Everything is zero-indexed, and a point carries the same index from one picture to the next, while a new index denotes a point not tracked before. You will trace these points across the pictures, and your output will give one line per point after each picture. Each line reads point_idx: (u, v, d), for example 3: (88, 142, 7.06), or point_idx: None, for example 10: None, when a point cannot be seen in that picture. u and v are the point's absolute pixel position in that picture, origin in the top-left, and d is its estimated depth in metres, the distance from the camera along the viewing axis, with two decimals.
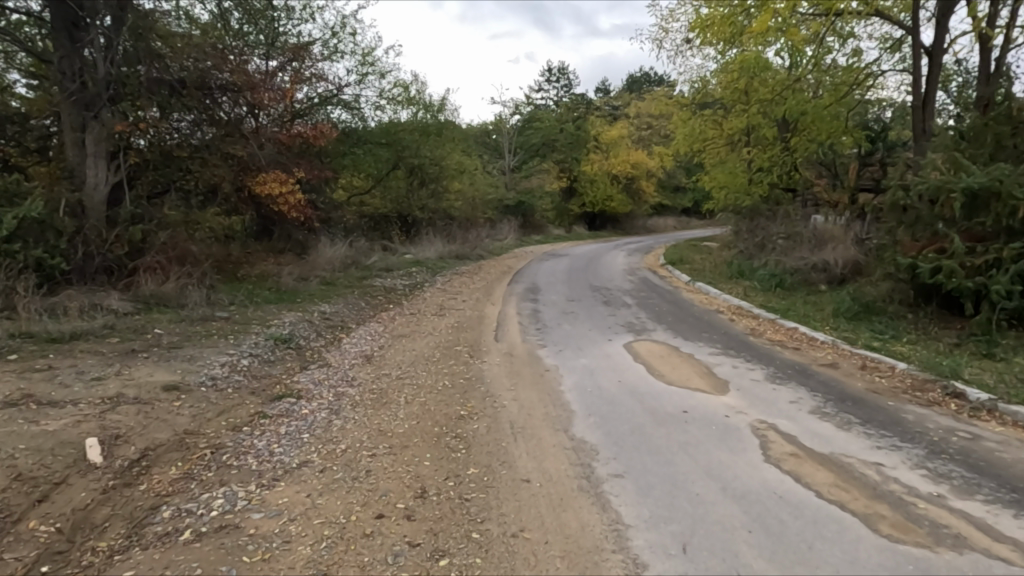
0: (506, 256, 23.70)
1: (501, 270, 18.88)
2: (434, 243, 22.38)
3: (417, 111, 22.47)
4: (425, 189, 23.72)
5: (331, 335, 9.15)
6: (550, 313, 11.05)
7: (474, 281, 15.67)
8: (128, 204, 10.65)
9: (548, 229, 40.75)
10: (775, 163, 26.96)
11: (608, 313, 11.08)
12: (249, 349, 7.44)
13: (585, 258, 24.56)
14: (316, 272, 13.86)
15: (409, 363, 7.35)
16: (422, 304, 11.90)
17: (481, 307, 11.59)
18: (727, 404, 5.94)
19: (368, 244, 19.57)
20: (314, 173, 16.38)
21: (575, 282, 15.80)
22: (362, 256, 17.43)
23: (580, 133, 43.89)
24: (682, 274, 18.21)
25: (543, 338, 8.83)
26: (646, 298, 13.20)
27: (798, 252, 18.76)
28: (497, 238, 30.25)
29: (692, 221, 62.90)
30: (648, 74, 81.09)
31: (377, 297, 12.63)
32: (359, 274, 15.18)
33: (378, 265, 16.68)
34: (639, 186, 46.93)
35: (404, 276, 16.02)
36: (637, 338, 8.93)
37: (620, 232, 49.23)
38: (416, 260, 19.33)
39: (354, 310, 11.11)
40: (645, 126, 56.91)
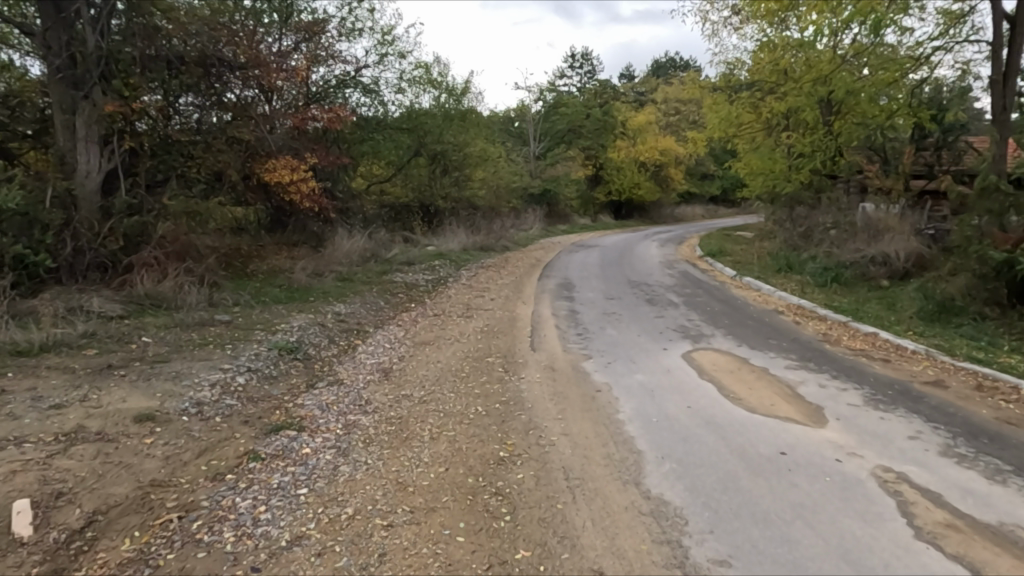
0: (533, 247, 22.54)
1: (529, 262, 17.72)
2: (457, 234, 21.24)
3: (439, 95, 21.30)
4: (447, 177, 22.56)
5: (345, 342, 8.07)
6: (590, 314, 9.86)
7: (502, 276, 14.52)
8: (123, 194, 9.66)
9: (574, 218, 39.43)
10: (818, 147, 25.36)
11: (656, 315, 9.86)
12: (247, 363, 6.39)
13: (616, 249, 23.30)
14: (331, 267, 12.82)
15: (434, 379, 6.22)
16: (446, 303, 10.83)
17: (512, 307, 10.44)
18: (833, 442, 4.73)
19: (388, 236, 18.50)
20: (331, 156, 15.21)
21: (611, 277, 14.56)
22: (382, 248, 16.38)
23: (607, 118, 42.46)
24: (725, 267, 16.87)
25: (587, 346, 7.66)
26: (693, 296, 11.93)
27: (851, 243, 17.31)
28: (522, 228, 29.03)
29: (721, 210, 61.13)
30: (674, 60, 78.94)
31: (397, 295, 11.55)
32: (378, 268, 14.13)
33: (399, 258, 15.62)
34: (667, 174, 45.39)
35: (426, 270, 14.94)
36: (695, 347, 7.74)
37: (648, 221, 47.68)
38: (439, 253, 18.23)
39: (372, 311, 10.06)
40: (672, 112, 55.14)
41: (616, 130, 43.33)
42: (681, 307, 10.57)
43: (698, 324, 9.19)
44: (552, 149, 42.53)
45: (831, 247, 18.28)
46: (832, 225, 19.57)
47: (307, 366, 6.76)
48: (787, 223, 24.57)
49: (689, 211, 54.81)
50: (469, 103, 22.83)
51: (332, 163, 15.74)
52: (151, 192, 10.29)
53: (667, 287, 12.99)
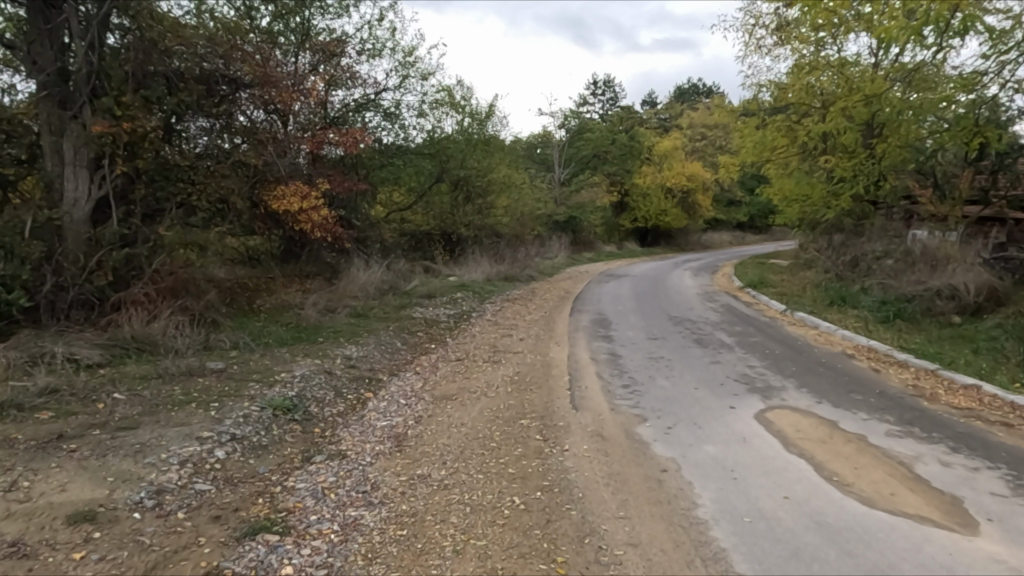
0: (561, 277, 21.40)
1: (558, 294, 16.57)
2: (481, 263, 20.19)
3: (463, 119, 20.43)
4: (470, 204, 21.61)
5: (353, 395, 6.96)
6: (634, 358, 8.67)
7: (530, 310, 13.39)
8: (114, 223, 8.69)
9: (599, 246, 38.34)
10: (860, 171, 24.04)
11: (710, 360, 8.64)
12: (232, 427, 5.31)
13: (649, 279, 22.08)
14: (345, 302, 11.80)
15: (459, 450, 5.08)
16: (470, 343, 9.72)
17: (545, 348, 9.29)
18: (999, 562, 3.49)
19: (409, 267, 17.51)
20: (345, 183, 14.39)
21: (649, 312, 13.36)
22: (402, 280, 15.37)
23: (633, 143, 41.61)
24: (771, 300, 15.57)
25: (639, 403, 6.46)
26: (746, 335, 10.68)
27: (908, 275, 15.92)
28: (548, 256, 27.96)
29: (749, 236, 59.65)
30: (698, 86, 78.14)
31: (415, 334, 10.45)
32: (396, 302, 13.08)
33: (418, 291, 14.58)
34: (695, 200, 44.20)
35: (448, 303, 13.87)
36: (767, 405, 6.51)
37: (675, 249, 46.36)
38: (461, 284, 17.16)
39: (387, 354, 8.96)
40: (699, 137, 54.03)
41: (643, 155, 42.42)
42: (737, 351, 9.34)
43: (762, 372, 7.96)
44: (577, 175, 41.60)
45: (885, 279, 16.89)
46: (884, 254, 18.20)
47: (305, 431, 5.65)
48: (829, 251, 23.18)
49: (717, 238, 53.34)
50: (495, 127, 21.92)
51: (348, 189, 14.83)
52: (147, 222, 9.38)
53: (714, 325, 11.74)
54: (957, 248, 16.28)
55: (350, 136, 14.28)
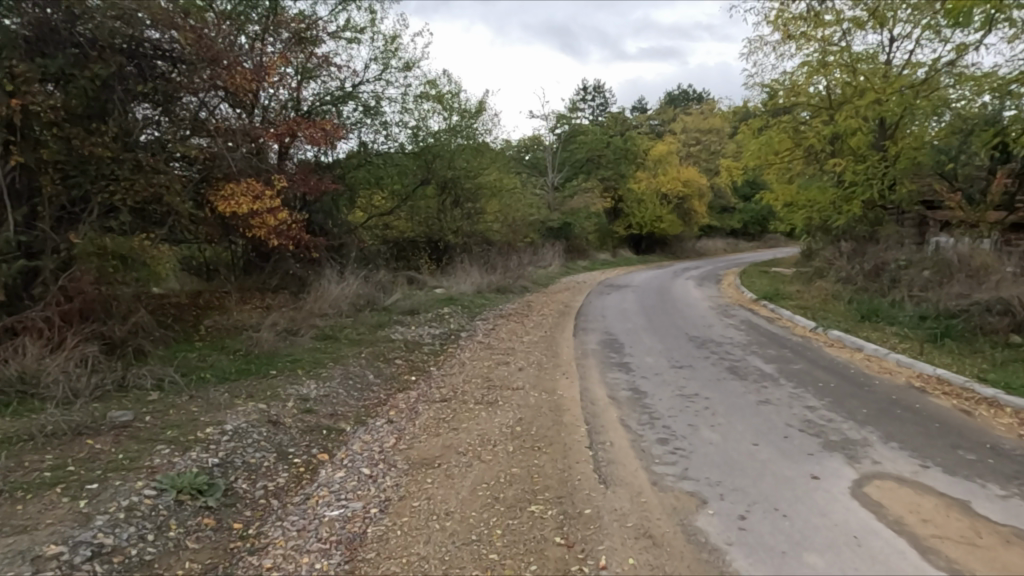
0: (557, 288, 19.71)
1: (557, 308, 14.89)
2: (470, 273, 18.50)
3: (451, 117, 18.78)
4: (457, 210, 19.95)
5: (302, 458, 5.22)
6: (662, 397, 7.00)
7: (527, 328, 11.67)
8: (9, 228, 6.96)
9: (594, 254, 36.83)
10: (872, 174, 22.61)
11: (755, 398, 6.98)
12: (99, 531, 3.62)
13: (652, 289, 20.45)
14: (312, 322, 10.06)
15: (444, 570, 3.39)
16: (458, 375, 8.00)
17: (551, 381, 7.59)
18: None
19: (390, 278, 15.77)
20: (310, 184, 12.70)
21: (665, 330, 11.76)
22: (381, 294, 13.63)
23: (628, 147, 40.16)
24: (795, 315, 13.97)
25: (689, 472, 4.78)
26: (784, 362, 9.05)
27: (944, 287, 14.38)
28: (541, 265, 26.30)
29: (743, 244, 58.34)
30: (688, 92, 77.14)
31: (392, 361, 8.69)
32: (373, 321, 11.31)
33: (400, 306, 12.84)
34: (690, 207, 42.81)
35: (433, 320, 12.16)
36: (859, 471, 4.84)
37: (671, 256, 44.85)
38: (448, 297, 15.43)
39: (355, 391, 7.22)
40: (693, 142, 52.72)
41: (637, 159, 40.98)
42: (783, 384, 7.70)
43: (829, 417, 6.30)
44: (570, 180, 40.07)
45: (915, 291, 15.36)
46: (910, 263, 16.71)
47: (216, 528, 3.95)
48: (842, 259, 21.70)
49: (712, 245, 51.93)
50: (487, 127, 20.24)
51: (316, 190, 13.07)
52: (59, 227, 7.65)
53: (743, 348, 10.10)
54: (996, 258, 14.78)
55: (321, 127, 12.57)
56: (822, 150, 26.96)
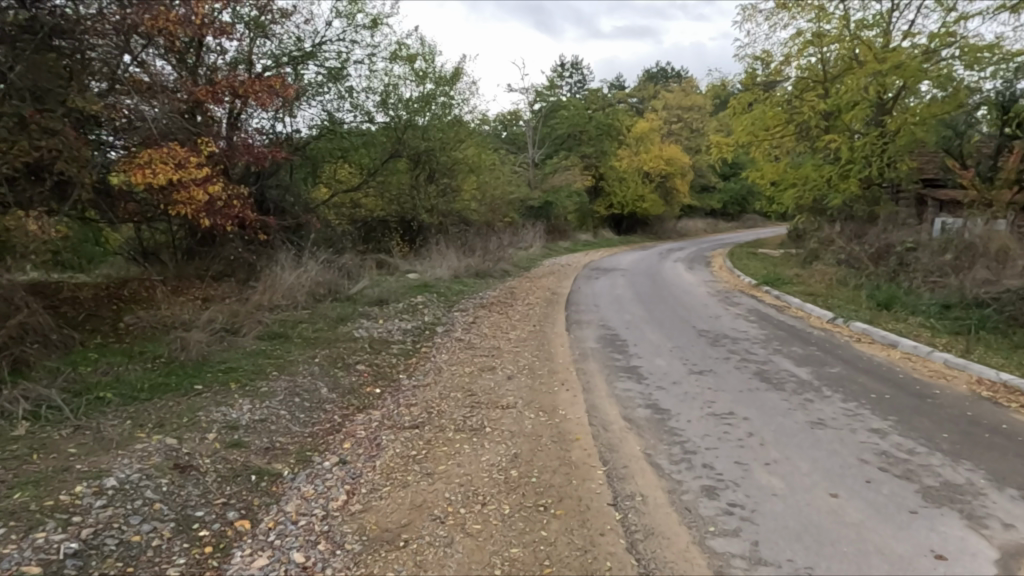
0: (541, 273, 18.25)
1: (543, 295, 13.44)
2: (445, 256, 16.92)
3: (424, 84, 17.04)
4: (432, 187, 18.30)
5: (211, 529, 3.71)
6: (690, 417, 5.58)
7: (512, 321, 10.17)
8: None
9: (575, 234, 35.45)
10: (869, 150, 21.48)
11: (805, 418, 5.61)
12: None
13: (643, 273, 19.12)
14: (258, 319, 8.47)
15: None
16: (434, 387, 6.48)
17: (550, 395, 6.16)
18: None
19: (356, 263, 14.15)
20: (255, 153, 10.90)
21: (669, 322, 10.39)
22: (345, 281, 12.04)
23: (610, 124, 38.66)
24: (805, 302, 12.71)
25: (761, 551, 3.39)
26: (816, 363, 7.71)
27: (964, 273, 13.21)
28: (522, 246, 24.79)
29: (724, 224, 57.38)
30: (666, 69, 75.49)
31: (352, 367, 7.14)
32: (333, 315, 9.72)
33: (367, 296, 11.27)
34: (673, 186, 41.59)
35: (404, 312, 10.63)
36: (996, 543, 3.47)
37: (652, 237, 43.63)
38: (422, 284, 13.87)
39: (301, 413, 5.69)
40: (674, 119, 51.31)
41: (619, 136, 39.49)
42: (829, 396, 6.34)
43: (908, 447, 4.93)
44: (551, 157, 38.49)
45: (930, 277, 14.18)
46: (920, 245, 15.57)
47: None
48: (840, 241, 20.57)
49: (693, 226, 50.84)
50: (464, 96, 18.50)
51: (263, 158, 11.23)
52: None
53: (763, 345, 8.74)
54: (1017, 240, 13.63)
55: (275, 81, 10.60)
56: (815, 126, 25.73)
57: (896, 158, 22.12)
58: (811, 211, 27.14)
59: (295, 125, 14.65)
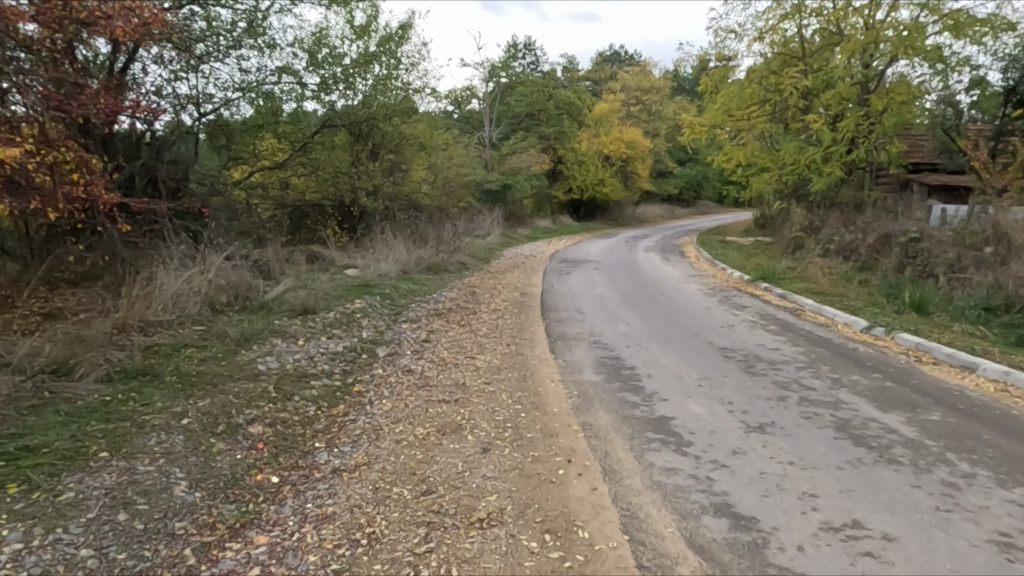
0: (505, 267, 15.85)
1: (511, 297, 11.06)
2: (393, 247, 14.38)
3: (364, 43, 14.39)
4: (376, 166, 15.71)
5: None
6: (799, 541, 3.32)
7: (475, 338, 7.77)
8: None
9: (534, 220, 33.19)
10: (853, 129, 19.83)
11: (977, 533, 3.43)
12: None
13: (617, 266, 16.98)
14: (110, 350, 5.82)
15: None
16: (366, 475, 4.05)
17: (554, 491, 3.82)
18: None
19: (279, 260, 11.53)
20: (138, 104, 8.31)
21: (676, 336, 8.19)
22: (260, 283, 9.41)
23: (570, 103, 36.40)
24: (822, 305, 10.73)
25: None
26: (902, 406, 5.58)
27: (996, 267, 11.44)
28: (479, 235, 22.35)
29: (682, 209, 56.02)
30: (620, 52, 73.62)
31: (239, 434, 4.64)
32: (233, 336, 7.15)
33: (287, 304, 8.70)
34: (634, 170, 39.73)
35: (334, 327, 8.11)
36: None
37: (613, 223, 41.80)
38: (362, 284, 11.31)
39: (124, 549, 3.21)
40: (633, 101, 49.46)
41: (579, 116, 37.31)
42: (972, 474, 4.17)
43: None
44: (508, 137, 36.11)
45: (949, 273, 12.43)
46: (929, 235, 13.86)
47: None
48: (826, 230, 18.91)
49: (653, 212, 49.25)
50: (414, 60, 15.86)
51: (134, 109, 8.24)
52: None
53: (812, 375, 6.58)
54: None
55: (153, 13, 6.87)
56: (792, 106, 24.06)
57: (883, 141, 20.54)
58: (787, 197, 25.53)
59: (198, 87, 11.92)
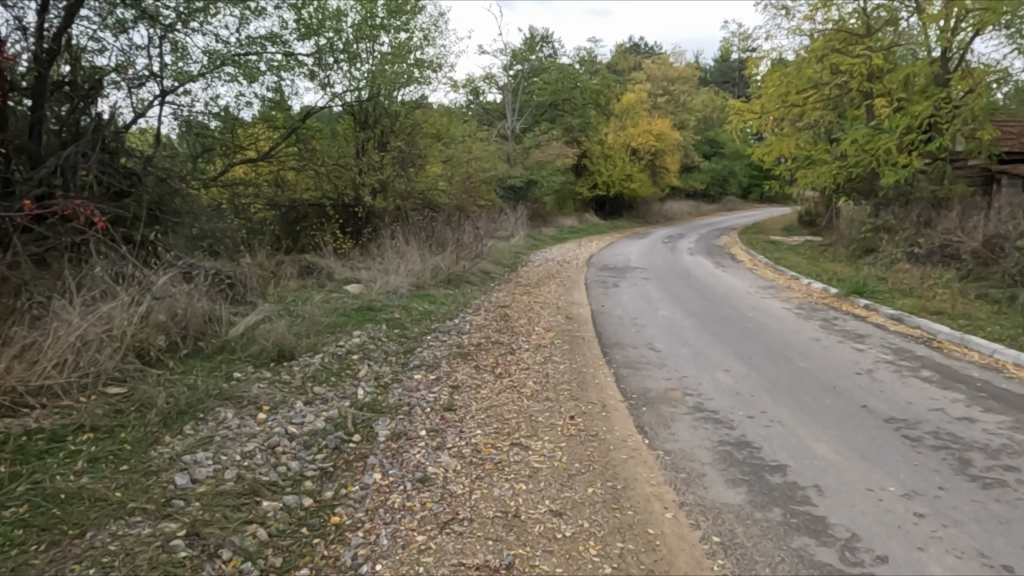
0: (537, 277, 13.40)
1: (556, 324, 8.58)
2: (404, 254, 11.97)
3: (368, 10, 11.93)
4: (384, 158, 13.32)
5: None
6: None
7: (521, 403, 5.29)
8: None
9: (559, 219, 30.82)
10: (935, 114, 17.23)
11: None
12: None
13: (669, 274, 14.45)
14: None
15: None
16: None
17: None
18: None
19: (259, 278, 9.13)
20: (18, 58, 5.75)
21: (810, 396, 5.65)
22: (226, 312, 7.02)
23: (596, 93, 33.92)
24: (965, 333, 8.11)
25: None
26: None
27: None
28: (501, 236, 19.95)
29: (710, 206, 53.11)
30: (641, 44, 70.57)
31: None
32: (160, 411, 4.74)
33: (257, 347, 6.32)
34: (663, 164, 37.11)
35: (318, 384, 5.72)
36: None
37: (641, 221, 39.14)
38: (365, 306, 8.93)
39: None
40: (659, 92, 46.54)
41: (606, 107, 34.80)
42: None
43: None
44: (530, 129, 33.79)
45: None
46: None
47: None
48: (907, 230, 16.27)
49: (680, 209, 46.47)
50: (429, 31, 13.32)
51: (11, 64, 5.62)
52: None
53: None
54: None
55: None
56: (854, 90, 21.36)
57: (969, 127, 17.80)
58: (846, 192, 22.82)
59: (162, 60, 9.62)
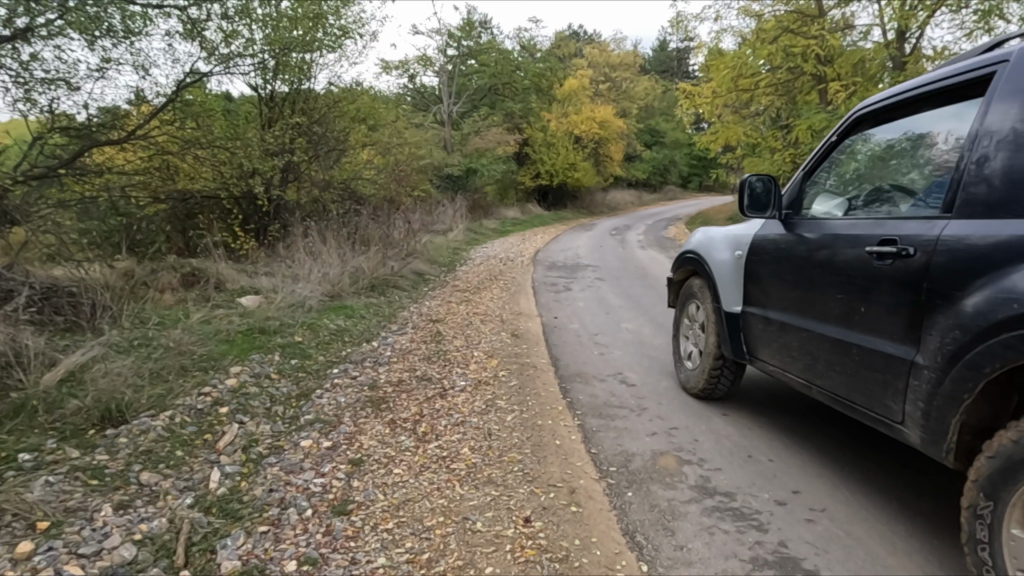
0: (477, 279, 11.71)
1: (499, 345, 6.89)
2: (318, 255, 10.06)
3: None
4: (293, 142, 11.36)
5: None
6: None
7: (450, 496, 3.55)
8: None
9: (501, 210, 29.08)
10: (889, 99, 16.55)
11: None
12: None
13: (623, 272, 12.99)
14: None
15: None
16: None
17: None
18: None
19: (115, 294, 7.07)
20: None
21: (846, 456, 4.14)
22: (37, 350, 4.98)
23: (538, 77, 32.27)
24: None
25: None
26: None
27: None
28: (437, 230, 18.10)
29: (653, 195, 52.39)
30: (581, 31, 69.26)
31: None
32: None
33: (69, 408, 4.37)
34: (607, 153, 35.90)
35: (147, 471, 3.84)
36: None
37: (584, 211, 37.85)
38: (257, 326, 7.00)
39: None
40: (601, 78, 45.20)
41: (548, 92, 33.21)
42: None
43: None
44: (469, 114, 31.86)
45: None
46: None
47: None
48: None
49: (624, 200, 45.44)
50: None
51: None
52: None
53: None
54: None
55: None
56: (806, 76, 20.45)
57: None
58: None
59: None
